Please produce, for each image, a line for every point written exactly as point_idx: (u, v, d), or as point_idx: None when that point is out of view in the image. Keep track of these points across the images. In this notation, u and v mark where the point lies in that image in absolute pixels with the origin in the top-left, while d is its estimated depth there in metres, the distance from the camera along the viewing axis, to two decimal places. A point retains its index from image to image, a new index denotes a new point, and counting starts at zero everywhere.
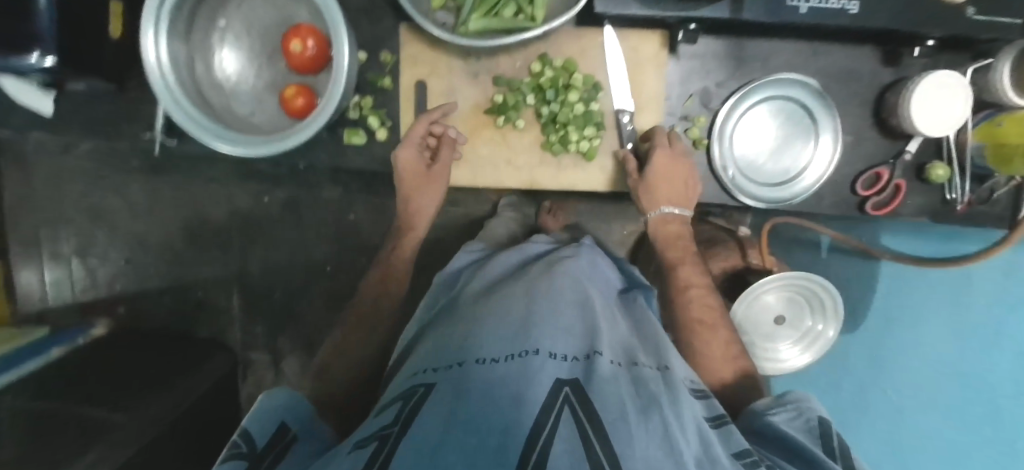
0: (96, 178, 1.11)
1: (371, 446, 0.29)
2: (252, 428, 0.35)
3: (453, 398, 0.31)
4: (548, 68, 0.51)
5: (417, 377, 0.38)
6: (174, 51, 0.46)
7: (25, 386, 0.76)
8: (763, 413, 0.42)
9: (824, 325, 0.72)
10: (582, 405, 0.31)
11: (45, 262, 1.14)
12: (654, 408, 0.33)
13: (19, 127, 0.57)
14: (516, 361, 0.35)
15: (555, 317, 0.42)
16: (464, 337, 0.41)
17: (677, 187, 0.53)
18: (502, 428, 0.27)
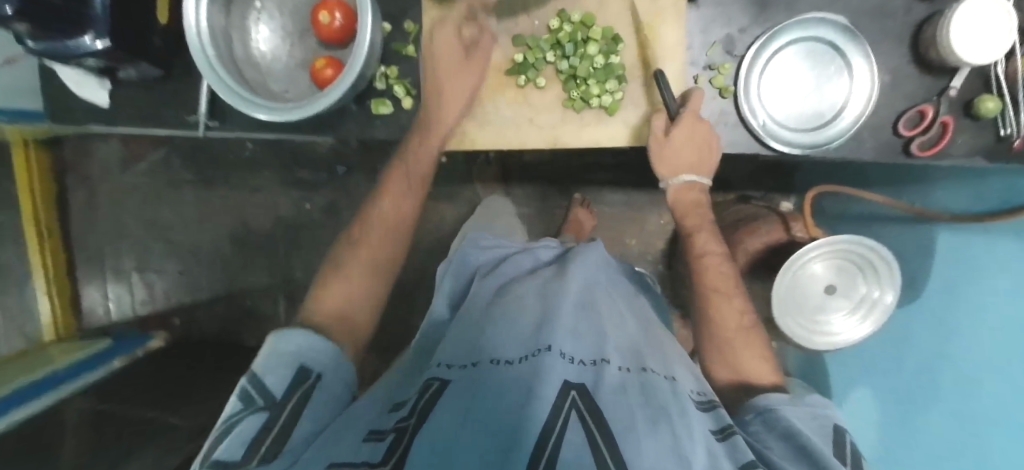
0: (152, 195, 1.20)
1: (391, 439, 0.33)
2: (268, 377, 0.41)
3: (466, 404, 0.34)
4: (566, 23, 0.52)
5: (436, 371, 0.42)
6: (213, 25, 0.50)
7: (94, 391, 0.85)
8: (772, 408, 0.45)
9: (881, 290, 0.65)
10: (591, 413, 0.32)
11: (108, 279, 1.23)
12: (663, 418, 0.34)
13: (79, 121, 0.63)
14: (529, 365, 0.37)
15: (570, 319, 0.43)
16: (480, 337, 0.44)
17: (697, 154, 0.53)
18: (509, 434, 0.30)
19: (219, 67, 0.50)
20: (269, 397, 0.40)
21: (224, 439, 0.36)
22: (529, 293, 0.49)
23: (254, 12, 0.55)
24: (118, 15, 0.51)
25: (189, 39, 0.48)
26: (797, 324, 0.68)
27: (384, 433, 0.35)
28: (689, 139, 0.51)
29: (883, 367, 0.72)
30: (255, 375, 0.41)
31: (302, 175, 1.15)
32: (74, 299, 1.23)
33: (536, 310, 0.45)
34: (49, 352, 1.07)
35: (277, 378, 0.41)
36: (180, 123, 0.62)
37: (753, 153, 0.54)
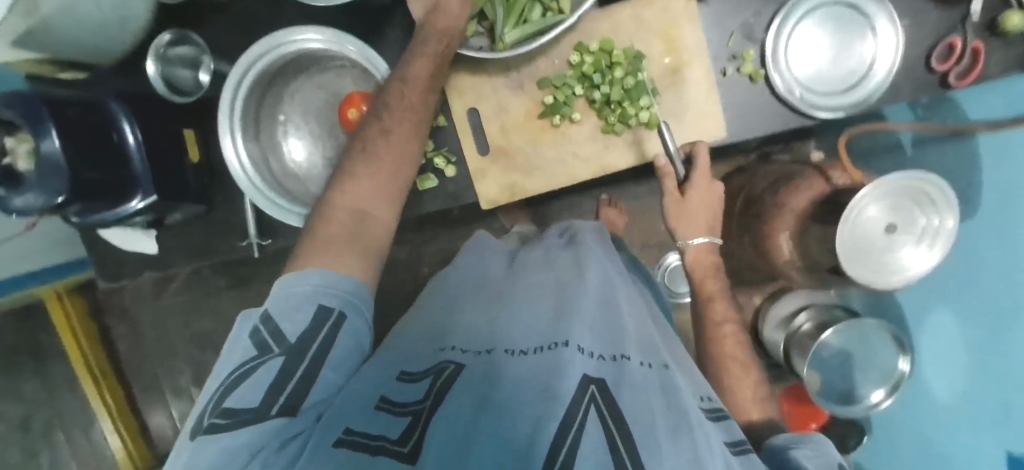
0: (189, 309, 1.20)
1: (403, 422, 0.30)
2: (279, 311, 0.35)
3: (483, 388, 0.32)
4: (586, 55, 0.52)
5: (454, 356, 0.40)
6: (249, 150, 0.52)
7: None
8: (785, 448, 0.40)
9: (940, 217, 0.65)
10: (613, 410, 0.30)
11: (170, 400, 1.23)
12: (687, 428, 0.31)
13: (136, 271, 0.64)
14: (548, 356, 0.35)
15: (586, 319, 0.41)
16: (492, 326, 0.43)
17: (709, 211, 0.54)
18: (530, 428, 0.27)
19: (272, 193, 0.52)
20: (285, 344, 0.34)
21: (241, 386, 0.31)
22: (546, 290, 0.48)
23: (281, 126, 0.56)
24: (158, 170, 0.52)
25: (236, 176, 0.50)
26: (865, 269, 0.65)
27: (399, 408, 0.32)
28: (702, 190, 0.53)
29: (956, 292, 0.72)
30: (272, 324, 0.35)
31: None
32: (142, 428, 1.23)
33: (551, 305, 0.45)
34: None
35: (293, 321, 0.35)
36: (235, 249, 0.63)
37: (794, 125, 0.55)
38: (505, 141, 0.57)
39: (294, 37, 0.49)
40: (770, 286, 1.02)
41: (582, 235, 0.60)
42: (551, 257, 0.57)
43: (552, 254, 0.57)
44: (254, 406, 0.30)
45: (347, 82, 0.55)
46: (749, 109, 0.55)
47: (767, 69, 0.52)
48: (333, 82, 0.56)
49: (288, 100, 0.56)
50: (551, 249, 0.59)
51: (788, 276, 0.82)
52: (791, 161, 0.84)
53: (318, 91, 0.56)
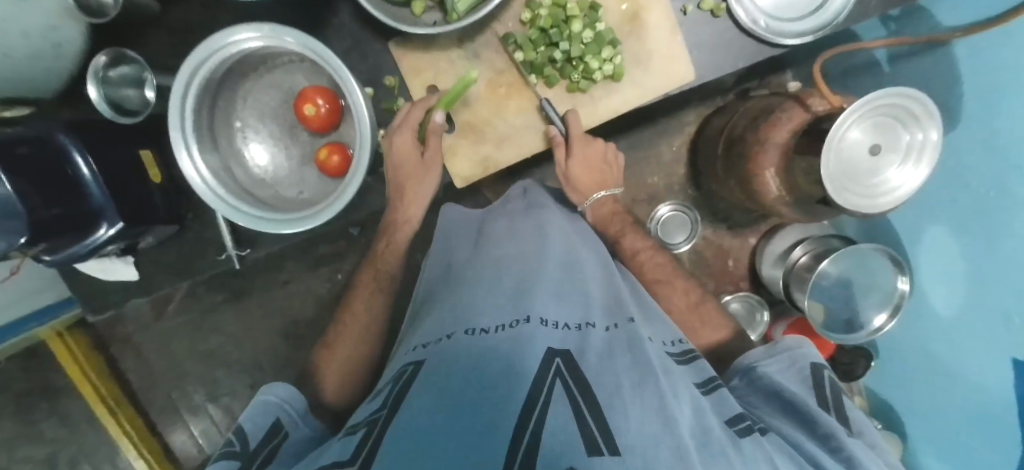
0: (191, 329, 1.20)
1: (360, 432, 0.31)
2: (246, 425, 0.41)
3: (444, 372, 0.33)
4: (540, 12, 0.51)
5: (413, 355, 0.40)
6: (209, 162, 0.50)
7: None
8: (755, 366, 0.47)
9: (924, 131, 0.63)
10: (576, 376, 0.32)
11: (187, 420, 1.24)
12: (652, 380, 0.33)
13: (121, 300, 0.63)
14: (511, 333, 0.37)
15: (548, 285, 0.45)
16: (455, 312, 0.44)
17: (598, 169, 0.58)
18: (491, 407, 0.27)
19: (235, 201, 0.49)
20: (245, 449, 0.39)
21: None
22: (508, 266, 0.49)
23: (239, 133, 0.55)
24: (120, 195, 0.51)
25: (199, 189, 0.48)
26: (856, 195, 0.63)
27: (357, 428, 0.32)
28: (584, 157, 0.56)
29: (949, 204, 0.71)
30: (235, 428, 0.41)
31: (322, 250, 1.14)
32: (166, 449, 1.24)
33: (512, 282, 0.46)
34: None
35: (256, 424, 0.42)
36: (214, 265, 0.62)
37: (765, 57, 0.54)
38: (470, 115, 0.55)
39: (229, 39, 0.45)
40: (763, 225, 1.02)
41: (541, 211, 0.61)
42: (511, 230, 0.57)
43: (516, 225, 0.58)
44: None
45: (299, 79, 0.55)
46: (714, 45, 0.53)
47: (727, 2, 0.50)
48: (284, 81, 0.55)
49: (240, 104, 0.55)
50: (512, 218, 0.61)
51: (779, 212, 0.82)
52: (771, 94, 0.81)
53: (271, 91, 0.55)
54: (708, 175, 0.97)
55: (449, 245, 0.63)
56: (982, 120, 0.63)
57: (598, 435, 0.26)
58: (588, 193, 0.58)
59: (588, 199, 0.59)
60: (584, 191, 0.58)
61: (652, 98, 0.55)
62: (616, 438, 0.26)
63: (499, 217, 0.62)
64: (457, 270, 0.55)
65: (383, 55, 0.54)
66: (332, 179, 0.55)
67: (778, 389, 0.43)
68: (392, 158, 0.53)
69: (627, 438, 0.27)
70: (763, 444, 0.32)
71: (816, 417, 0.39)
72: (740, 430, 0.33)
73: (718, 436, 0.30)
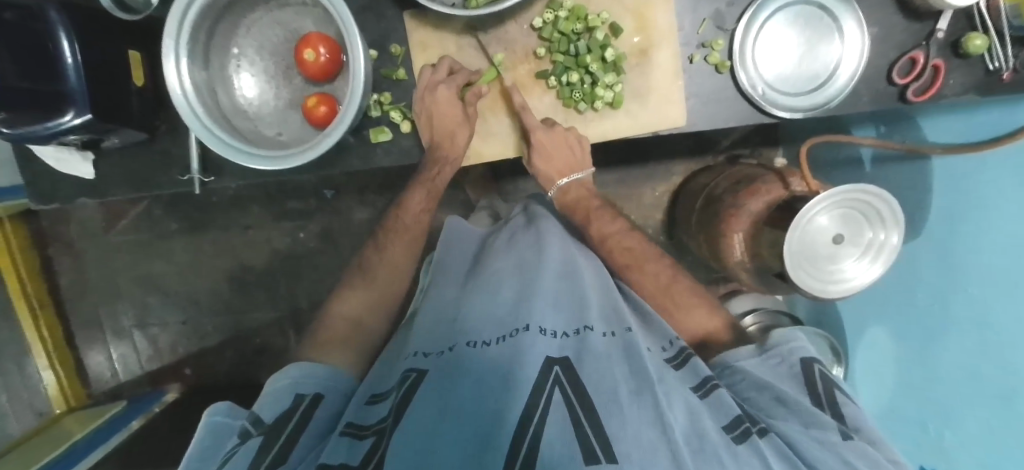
0: (140, 249, 1.17)
1: (371, 438, 0.35)
2: (263, 412, 0.41)
3: (447, 380, 0.36)
4: (558, 16, 0.52)
5: (414, 361, 0.42)
6: (195, 78, 0.49)
7: (135, 442, 0.94)
8: (743, 367, 0.47)
9: (886, 233, 0.65)
10: (573, 385, 0.35)
11: (110, 340, 1.20)
12: (648, 388, 0.35)
13: (68, 197, 0.61)
14: (511, 343, 0.39)
15: (546, 294, 0.47)
16: (455, 321, 0.46)
17: (563, 156, 0.57)
18: (492, 421, 0.30)
19: (212, 125, 0.49)
20: (265, 425, 0.40)
21: None
22: (509, 275, 0.51)
23: (233, 60, 0.54)
24: (97, 88, 0.48)
25: (177, 101, 0.47)
26: (811, 277, 0.65)
27: (363, 432, 0.36)
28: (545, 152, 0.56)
29: (897, 307, 0.74)
30: (254, 415, 0.41)
31: (291, 205, 1.13)
32: (78, 365, 1.19)
33: (512, 291, 0.48)
34: (63, 425, 1.06)
35: (272, 408, 0.42)
36: (173, 184, 0.61)
37: (755, 122, 0.56)
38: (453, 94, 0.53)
39: None
40: (723, 288, 1.05)
41: (541, 221, 0.62)
42: (512, 242, 0.59)
43: (515, 239, 0.60)
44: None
45: (307, 23, 0.55)
46: (711, 98, 0.55)
47: (732, 61, 0.53)
48: (291, 21, 0.55)
49: (242, 32, 0.54)
50: (513, 232, 0.62)
51: (737, 277, 0.84)
52: (756, 165, 0.85)
53: (276, 28, 0.55)
54: (682, 226, 0.99)
55: (451, 252, 0.64)
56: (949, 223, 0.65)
57: (596, 444, 0.29)
58: (553, 179, 0.61)
59: (554, 185, 0.62)
60: (548, 177, 0.60)
61: (643, 131, 0.56)
62: (614, 445, 0.29)
63: (501, 235, 0.64)
64: (462, 277, 0.57)
65: (394, 21, 0.55)
66: (316, 129, 0.55)
67: (768, 387, 0.43)
68: (426, 111, 0.54)
69: (626, 447, 0.29)
70: (759, 448, 0.33)
71: (811, 415, 0.39)
72: (737, 436, 0.34)
73: (711, 437, 0.33)
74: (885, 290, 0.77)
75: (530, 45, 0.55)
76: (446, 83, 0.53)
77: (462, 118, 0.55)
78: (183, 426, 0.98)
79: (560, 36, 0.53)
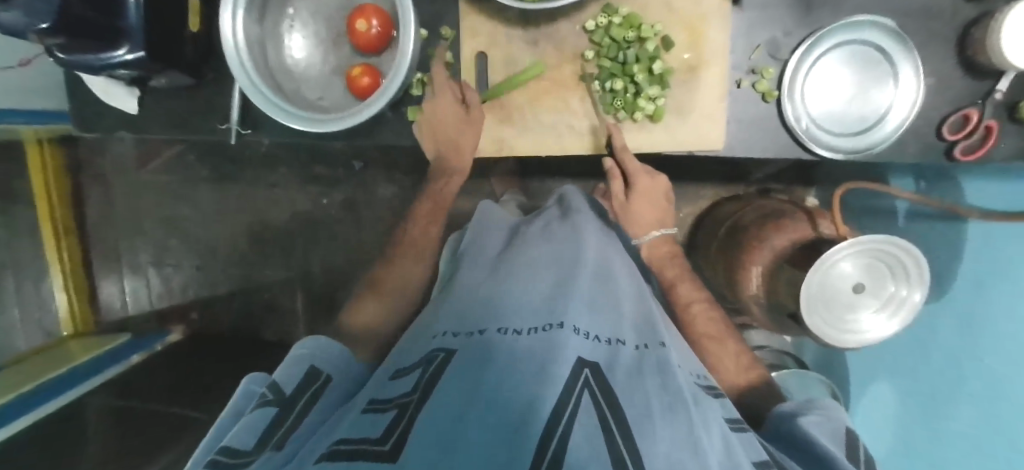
0: (167, 190, 1.20)
1: (391, 412, 0.34)
2: (279, 380, 0.42)
3: (477, 364, 0.36)
4: (613, 20, 0.52)
5: (443, 340, 0.43)
6: (248, 31, 0.51)
7: (133, 376, 0.96)
8: (790, 414, 0.46)
9: (909, 290, 0.63)
10: (602, 389, 0.33)
11: (125, 273, 1.24)
12: (681, 405, 0.34)
13: (111, 129, 0.63)
14: (544, 337, 0.38)
15: (582, 293, 0.46)
16: (485, 306, 0.47)
17: (657, 205, 0.60)
18: (520, 418, 0.28)
19: (258, 80, 0.50)
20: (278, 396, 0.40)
21: (231, 439, 0.35)
22: (542, 268, 0.51)
23: (287, 20, 0.55)
24: (153, 29, 0.50)
25: (227, 53, 0.49)
26: (826, 323, 0.63)
27: (386, 405, 0.35)
28: (642, 191, 0.58)
29: (911, 366, 0.71)
30: (269, 383, 0.42)
31: (318, 170, 1.14)
32: (91, 293, 1.23)
33: (546, 286, 0.48)
34: (65, 347, 1.09)
35: (288, 380, 0.43)
36: (210, 131, 0.62)
37: (793, 157, 0.55)
38: (482, 85, 0.55)
39: None
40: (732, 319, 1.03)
41: (577, 215, 0.62)
42: (546, 233, 0.59)
43: (550, 229, 0.60)
44: (250, 449, 0.34)
45: None
46: (752, 126, 0.54)
47: (780, 91, 0.52)
48: None
49: None
50: (548, 222, 0.63)
51: (749, 311, 0.83)
52: (788, 201, 0.83)
53: None
54: (702, 252, 0.97)
55: (481, 238, 0.63)
56: (982, 282, 0.62)
57: (625, 453, 0.28)
58: (646, 228, 0.60)
59: (645, 235, 0.61)
60: (642, 224, 0.60)
61: (681, 147, 0.55)
62: (643, 459, 0.28)
63: (535, 223, 0.64)
64: (491, 262, 0.57)
65: (449, 3, 0.55)
66: (356, 99, 0.55)
67: (809, 435, 0.42)
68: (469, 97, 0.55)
69: (656, 462, 0.28)
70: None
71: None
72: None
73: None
74: (895, 346, 0.75)
75: (578, 47, 0.55)
76: (505, 78, 0.54)
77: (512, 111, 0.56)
78: (180, 368, 0.99)
79: (610, 41, 0.53)
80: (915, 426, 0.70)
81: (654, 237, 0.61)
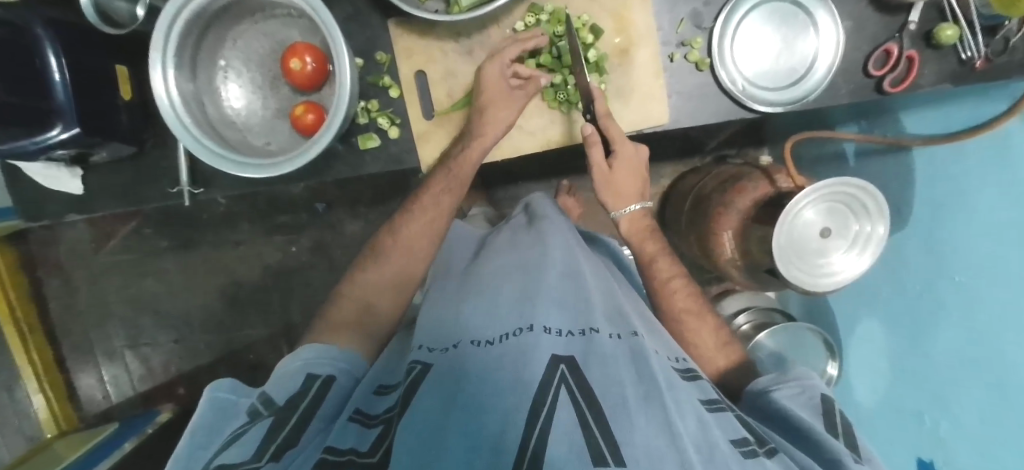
0: (129, 268, 1.16)
1: (378, 427, 0.35)
2: (273, 393, 0.40)
3: (455, 377, 0.36)
4: (541, 17, 0.54)
5: (419, 354, 0.43)
6: (182, 87, 0.50)
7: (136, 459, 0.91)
8: (765, 390, 0.47)
9: (872, 224, 0.65)
10: (580, 384, 0.34)
11: (102, 362, 1.19)
12: (655, 393, 0.35)
13: (56, 214, 0.61)
14: (517, 342, 0.39)
15: (550, 294, 0.48)
16: (457, 321, 0.47)
17: (634, 178, 0.60)
18: (501, 423, 0.30)
19: (200, 135, 0.49)
20: (274, 408, 0.38)
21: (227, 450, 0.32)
22: (510, 277, 0.52)
23: (220, 71, 0.55)
24: (84, 102, 0.49)
25: (163, 112, 0.47)
26: (802, 271, 0.65)
27: (371, 420, 0.36)
28: (623, 163, 0.57)
29: (888, 299, 0.75)
30: (265, 394, 0.40)
31: (282, 219, 1.12)
32: (69, 389, 1.18)
33: (514, 292, 0.48)
34: (54, 448, 1.04)
35: (284, 388, 0.41)
36: (163, 197, 0.61)
37: (737, 118, 0.56)
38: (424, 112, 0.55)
39: None
40: (716, 287, 1.05)
41: (543, 222, 0.64)
42: (514, 242, 0.60)
43: (518, 237, 0.62)
44: (247, 458, 0.31)
45: (292, 33, 0.56)
46: (694, 96, 0.56)
47: (712, 58, 0.54)
48: (276, 31, 0.56)
49: (229, 44, 0.55)
50: (515, 231, 0.64)
51: (729, 275, 0.84)
52: (742, 164, 0.86)
53: (263, 39, 0.56)
54: (673, 226, 0.99)
55: (449, 260, 0.65)
56: (939, 203, 0.65)
57: (604, 445, 0.29)
58: (623, 202, 0.60)
59: (623, 209, 0.61)
60: (619, 198, 0.60)
61: (633, 129, 0.57)
62: (621, 450, 0.29)
63: (502, 233, 0.66)
64: (461, 276, 0.58)
65: (380, 28, 0.56)
66: (305, 138, 0.55)
67: (788, 414, 0.43)
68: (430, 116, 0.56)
69: (634, 452, 0.29)
70: (766, 466, 0.33)
71: (828, 447, 0.38)
72: (745, 451, 0.34)
73: (722, 451, 0.32)
74: (880, 285, 0.76)
75: None
76: None
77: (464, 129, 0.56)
78: None
79: (542, 39, 0.55)
80: (907, 358, 0.71)
81: (634, 210, 0.61)
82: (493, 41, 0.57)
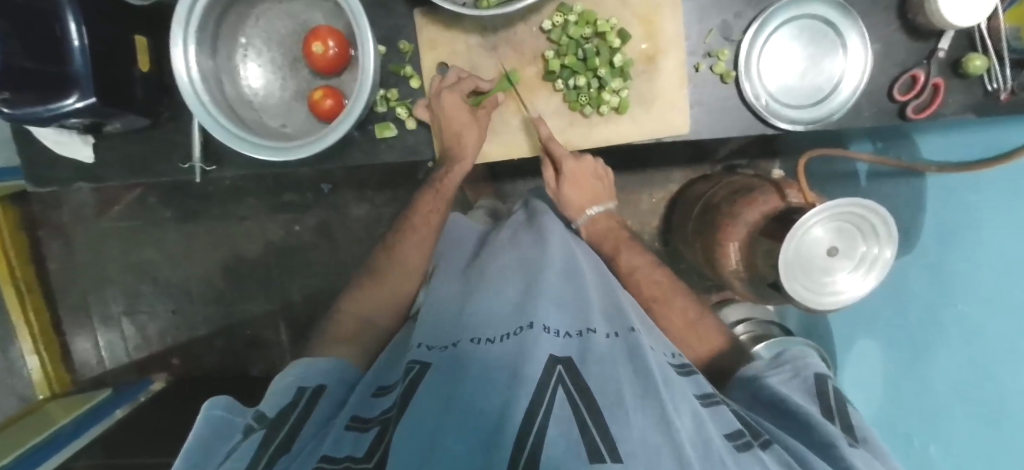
0: (131, 236, 1.15)
1: (374, 431, 0.35)
2: (265, 408, 0.40)
3: (455, 374, 0.36)
4: (569, 17, 0.53)
5: (417, 353, 0.42)
6: (202, 64, 0.49)
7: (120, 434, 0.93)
8: (758, 376, 0.48)
9: (880, 247, 0.66)
10: (579, 385, 0.35)
11: (98, 328, 1.19)
12: (653, 391, 0.35)
13: (64, 181, 0.61)
14: (517, 341, 0.39)
15: (549, 293, 0.47)
16: (460, 317, 0.47)
17: (591, 185, 0.62)
18: (497, 417, 0.30)
19: (219, 114, 0.48)
20: (266, 421, 0.38)
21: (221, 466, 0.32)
22: (511, 274, 0.52)
23: (240, 49, 0.54)
24: (101, 71, 0.48)
25: (183, 88, 0.47)
26: (806, 289, 0.65)
27: (368, 424, 0.37)
28: (575, 175, 0.60)
29: (884, 318, 0.75)
30: (257, 411, 0.40)
31: (287, 197, 1.12)
32: (64, 352, 1.18)
33: (517, 292, 0.48)
34: (47, 409, 1.05)
35: (275, 403, 0.41)
36: (173, 171, 0.60)
37: (757, 133, 0.56)
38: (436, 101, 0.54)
39: None
40: (716, 295, 1.05)
41: (542, 219, 0.63)
42: (513, 241, 0.60)
43: (517, 235, 0.61)
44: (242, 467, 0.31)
45: (317, 15, 0.55)
46: (716, 108, 0.56)
47: (738, 71, 0.54)
48: (300, 13, 0.55)
49: (251, 22, 0.54)
50: (515, 228, 0.64)
51: (731, 285, 0.85)
52: (752, 176, 0.85)
53: (286, 20, 0.55)
54: (679, 231, 1.00)
55: (449, 256, 0.64)
56: (948, 235, 0.68)
57: (602, 444, 0.29)
58: (583, 208, 0.63)
59: (583, 215, 0.64)
60: (576, 205, 0.63)
61: (650, 136, 0.57)
62: (619, 447, 0.29)
63: (502, 231, 0.65)
64: (461, 275, 0.58)
65: (405, 16, 0.55)
66: (322, 122, 0.55)
67: (780, 397, 0.44)
68: (436, 114, 0.54)
69: (630, 448, 0.29)
70: (761, 459, 0.34)
71: (819, 426, 0.39)
72: (740, 444, 0.35)
73: (717, 445, 0.32)
74: (875, 305, 0.76)
75: (538, 47, 0.56)
76: (459, 88, 0.54)
77: (471, 122, 0.56)
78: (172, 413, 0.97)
79: (568, 40, 0.54)
80: (900, 378, 0.73)
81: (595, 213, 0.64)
82: (518, 37, 0.56)
